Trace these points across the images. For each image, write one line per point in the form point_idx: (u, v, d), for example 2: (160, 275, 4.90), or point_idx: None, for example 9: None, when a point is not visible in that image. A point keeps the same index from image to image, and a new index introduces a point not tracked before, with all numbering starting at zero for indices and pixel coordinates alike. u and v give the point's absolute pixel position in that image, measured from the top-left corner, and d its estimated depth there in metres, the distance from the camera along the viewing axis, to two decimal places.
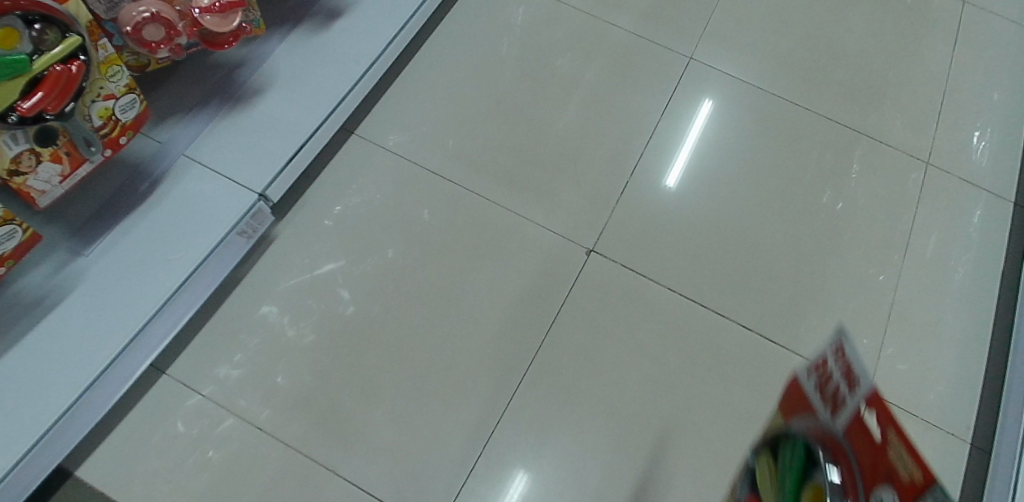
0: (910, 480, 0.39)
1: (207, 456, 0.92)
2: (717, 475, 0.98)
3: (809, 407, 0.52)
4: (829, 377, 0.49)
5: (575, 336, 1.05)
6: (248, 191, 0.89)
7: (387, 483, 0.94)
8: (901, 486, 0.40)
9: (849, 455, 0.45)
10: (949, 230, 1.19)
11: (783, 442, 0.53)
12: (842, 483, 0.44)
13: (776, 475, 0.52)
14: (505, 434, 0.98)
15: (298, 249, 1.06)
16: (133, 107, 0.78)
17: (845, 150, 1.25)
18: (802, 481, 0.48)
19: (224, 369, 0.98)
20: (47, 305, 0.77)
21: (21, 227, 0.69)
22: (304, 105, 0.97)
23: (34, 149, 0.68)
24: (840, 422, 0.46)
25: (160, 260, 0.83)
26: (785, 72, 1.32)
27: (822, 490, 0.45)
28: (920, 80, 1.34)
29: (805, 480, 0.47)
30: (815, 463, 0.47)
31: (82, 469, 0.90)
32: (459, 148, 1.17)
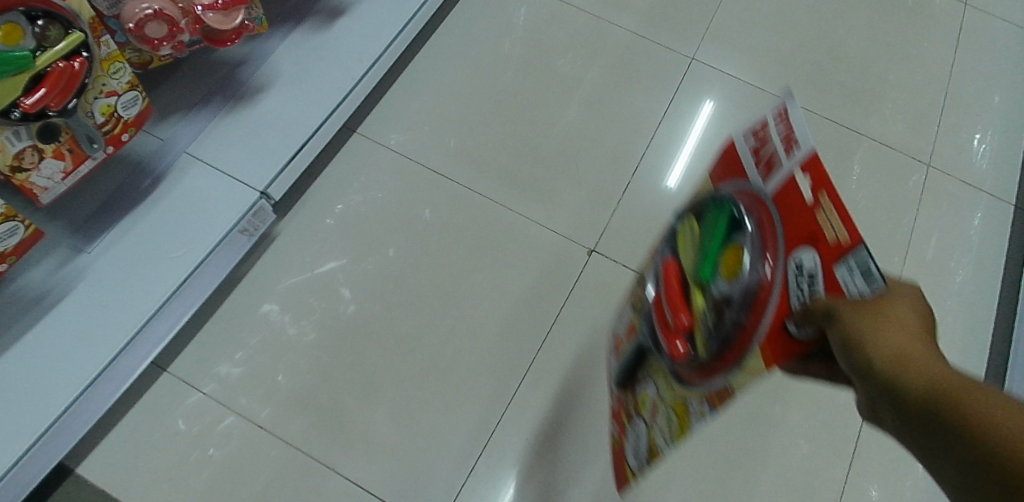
0: (835, 238, 0.40)
1: (208, 454, 0.92)
2: (717, 475, 0.98)
3: (742, 168, 0.52)
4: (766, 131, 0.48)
5: (576, 336, 1.05)
6: (250, 189, 0.89)
7: (388, 482, 0.94)
8: (822, 243, 0.41)
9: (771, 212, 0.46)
10: (949, 232, 1.19)
11: (710, 206, 0.55)
12: (759, 232, 0.47)
13: (698, 229, 0.56)
14: (505, 434, 0.98)
15: (299, 247, 1.06)
16: (136, 104, 0.78)
17: (846, 151, 1.25)
18: (718, 232, 0.51)
19: (225, 367, 0.97)
20: (48, 301, 0.77)
21: (23, 223, 0.68)
22: (306, 103, 0.97)
23: (36, 145, 0.68)
24: (771, 182, 0.47)
25: (162, 258, 0.83)
26: (787, 73, 1.32)
27: (738, 239, 0.48)
28: (922, 82, 1.34)
29: (722, 233, 0.51)
30: (735, 218, 0.50)
31: (83, 466, 0.90)
32: (461, 147, 1.17)
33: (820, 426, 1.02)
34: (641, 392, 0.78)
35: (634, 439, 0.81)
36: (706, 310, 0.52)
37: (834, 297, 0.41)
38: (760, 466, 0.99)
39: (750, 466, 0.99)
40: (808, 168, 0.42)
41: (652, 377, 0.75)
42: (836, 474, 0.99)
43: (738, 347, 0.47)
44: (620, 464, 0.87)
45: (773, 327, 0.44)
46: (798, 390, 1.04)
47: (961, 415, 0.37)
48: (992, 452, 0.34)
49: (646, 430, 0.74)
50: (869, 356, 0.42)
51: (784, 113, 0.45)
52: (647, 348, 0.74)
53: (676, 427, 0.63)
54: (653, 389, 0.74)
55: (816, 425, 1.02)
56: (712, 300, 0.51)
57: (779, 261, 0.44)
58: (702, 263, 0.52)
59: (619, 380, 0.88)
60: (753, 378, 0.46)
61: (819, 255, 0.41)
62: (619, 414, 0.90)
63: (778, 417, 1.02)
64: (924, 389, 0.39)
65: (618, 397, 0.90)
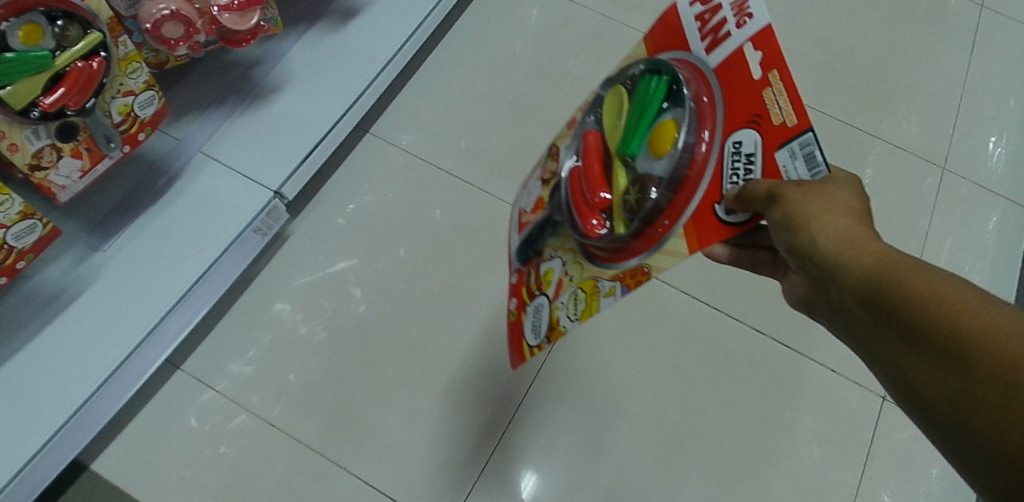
0: (782, 121, 0.42)
1: (220, 452, 0.93)
2: (728, 479, 0.98)
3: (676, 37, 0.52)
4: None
5: (587, 338, 1.05)
6: (264, 188, 0.90)
7: (398, 482, 0.94)
8: (763, 125, 0.43)
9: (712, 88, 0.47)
10: (964, 236, 1.18)
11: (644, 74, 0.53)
12: (694, 107, 0.48)
13: (623, 98, 0.55)
14: (516, 435, 0.98)
15: (311, 247, 1.07)
16: (152, 104, 0.79)
17: (859, 154, 1.24)
18: (648, 104, 0.51)
19: (237, 365, 0.98)
20: (65, 299, 0.78)
21: (42, 221, 0.69)
22: (320, 103, 0.97)
23: (54, 144, 0.68)
24: (714, 54, 0.48)
25: (177, 256, 0.83)
26: (800, 75, 1.31)
27: (674, 116, 0.50)
28: (937, 85, 1.33)
29: (654, 108, 0.51)
30: (674, 88, 0.51)
31: (97, 462, 0.90)
32: (472, 148, 1.18)
33: (832, 431, 1.01)
34: (538, 270, 0.64)
35: (534, 333, 0.62)
36: (628, 184, 0.52)
37: (772, 179, 0.43)
38: (772, 470, 0.99)
39: (761, 470, 0.98)
40: (759, 40, 0.43)
41: (554, 248, 0.61)
42: (848, 479, 0.99)
43: (670, 223, 0.49)
44: (521, 355, 0.64)
45: (704, 205, 0.47)
46: (811, 393, 1.04)
47: (907, 295, 0.37)
48: (934, 333, 0.34)
49: (546, 306, 0.59)
50: (812, 239, 0.43)
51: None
52: (545, 222, 0.62)
53: (582, 305, 0.54)
54: (555, 261, 0.60)
55: (827, 429, 1.01)
56: (638, 175, 0.51)
57: (717, 142, 0.47)
58: (628, 137, 0.52)
59: (513, 257, 0.69)
60: (678, 261, 0.47)
61: (762, 136, 0.43)
62: (518, 304, 0.67)
63: (790, 421, 1.02)
64: (867, 273, 0.39)
65: (516, 272, 0.69)
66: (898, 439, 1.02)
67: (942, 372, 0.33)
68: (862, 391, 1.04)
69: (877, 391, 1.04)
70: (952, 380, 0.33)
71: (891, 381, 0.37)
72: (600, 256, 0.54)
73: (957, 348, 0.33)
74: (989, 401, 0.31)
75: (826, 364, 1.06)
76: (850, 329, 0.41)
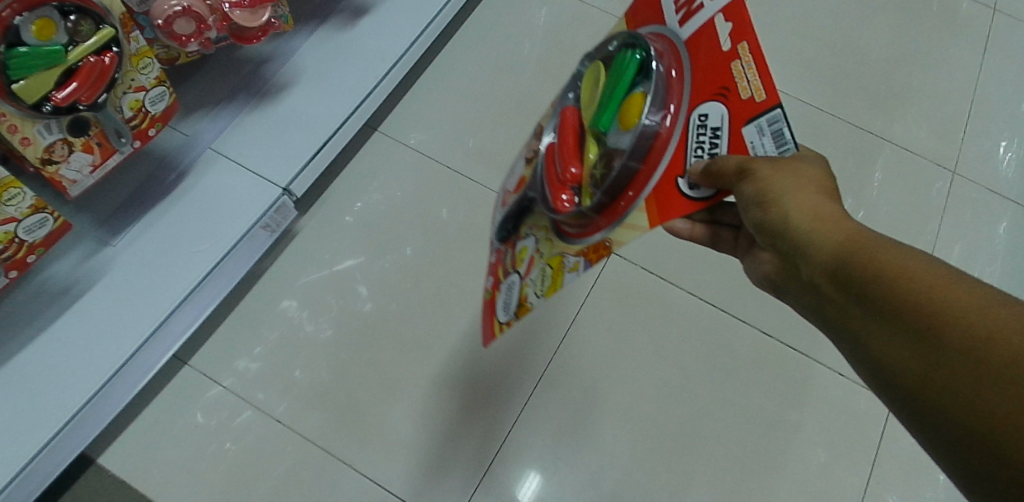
0: (749, 95, 0.43)
1: (226, 447, 0.93)
2: (733, 482, 0.97)
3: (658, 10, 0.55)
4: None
5: (593, 338, 1.04)
6: (272, 185, 0.90)
7: (403, 480, 0.94)
8: (730, 100, 0.45)
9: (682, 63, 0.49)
10: (975, 241, 1.17)
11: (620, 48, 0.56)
12: (662, 82, 0.51)
13: (603, 77, 0.58)
14: (521, 435, 0.97)
15: (319, 244, 1.07)
16: (163, 100, 0.79)
17: (869, 157, 1.23)
18: (621, 76, 0.54)
19: (244, 361, 0.98)
20: (75, 293, 0.78)
21: (52, 215, 0.69)
22: (329, 101, 0.97)
23: (66, 138, 0.69)
24: (686, 27, 0.50)
25: (186, 251, 0.84)
26: (811, 77, 1.31)
27: (645, 88, 0.52)
28: (948, 88, 1.32)
29: (626, 79, 0.53)
30: (644, 60, 0.53)
31: (104, 456, 0.91)
32: (480, 147, 1.18)
33: (839, 435, 1.01)
34: (516, 246, 0.68)
35: (506, 307, 0.66)
36: (600, 159, 0.55)
37: (736, 150, 0.45)
38: (778, 473, 0.98)
39: (766, 474, 0.98)
40: (728, 9, 0.45)
41: (531, 227, 0.66)
42: (856, 484, 0.98)
43: (634, 196, 0.51)
44: (490, 328, 0.70)
45: (668, 177, 0.49)
46: (818, 397, 1.03)
47: (873, 271, 0.40)
48: (902, 310, 0.38)
49: (518, 282, 0.64)
50: (788, 216, 0.47)
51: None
52: (528, 202, 0.68)
53: (550, 280, 0.59)
54: (532, 240, 0.65)
55: (834, 434, 1.01)
56: (608, 150, 0.54)
57: (683, 113, 0.49)
58: (599, 110, 0.55)
59: (498, 235, 0.75)
60: (639, 234, 0.50)
61: (728, 108, 0.45)
62: (494, 278, 0.72)
63: (797, 424, 1.01)
64: (837, 247, 0.43)
65: (498, 248, 0.75)
66: (906, 445, 1.01)
67: (919, 348, 0.36)
68: (869, 395, 1.04)
69: None
70: (922, 350, 0.36)
71: (863, 360, 0.41)
72: (570, 232, 0.58)
73: (927, 321, 0.36)
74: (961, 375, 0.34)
75: (833, 367, 1.05)
76: (816, 304, 0.45)
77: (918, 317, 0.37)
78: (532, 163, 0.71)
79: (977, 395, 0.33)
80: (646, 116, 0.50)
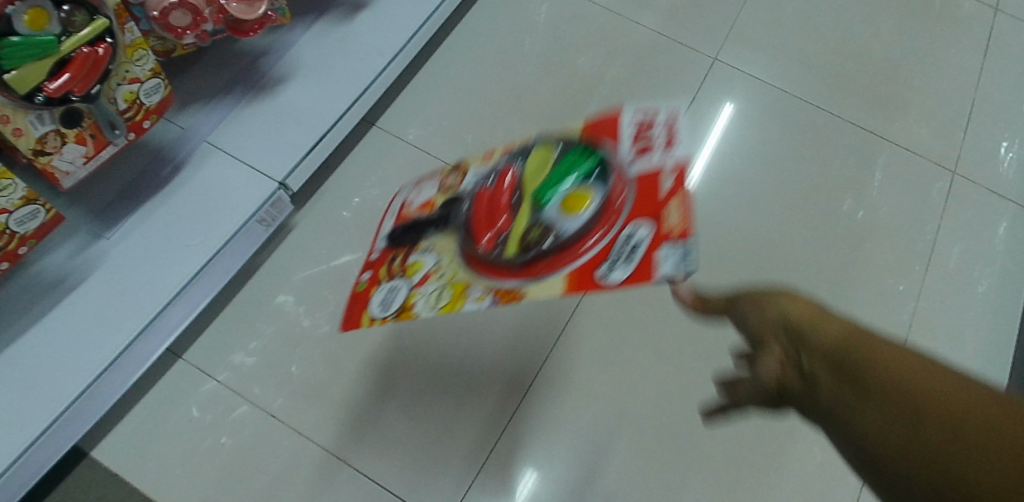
0: (672, 226, 0.52)
1: (221, 442, 0.93)
2: (730, 482, 0.97)
3: (614, 131, 0.64)
4: (650, 131, 0.62)
5: (590, 335, 1.04)
6: (268, 179, 0.89)
7: (398, 476, 0.93)
8: (656, 226, 0.54)
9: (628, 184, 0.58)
10: (974, 242, 1.17)
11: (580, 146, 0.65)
12: (607, 192, 0.59)
13: (550, 159, 0.65)
14: (518, 432, 0.97)
15: (315, 239, 1.06)
16: (158, 92, 0.78)
17: (869, 156, 1.23)
18: (580, 168, 0.62)
19: (239, 356, 0.98)
20: (68, 285, 0.78)
21: (44, 207, 0.69)
22: (326, 95, 0.96)
23: (59, 130, 0.68)
24: (638, 161, 0.60)
25: (180, 245, 0.83)
26: (811, 75, 1.30)
27: (594, 190, 0.60)
28: (949, 88, 1.31)
29: (585, 169, 0.62)
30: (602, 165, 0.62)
31: (98, 449, 0.91)
32: (479, 143, 1.17)
33: None
34: (407, 256, 0.68)
35: (381, 310, 0.65)
36: (530, 223, 0.61)
37: (642, 268, 0.51)
38: (774, 473, 0.98)
39: (763, 473, 0.98)
40: (677, 173, 0.56)
41: (434, 245, 0.66)
42: (853, 484, 0.98)
43: (552, 266, 0.58)
44: (356, 321, 0.67)
45: (587, 262, 0.56)
46: None
47: (863, 355, 0.37)
48: (881, 380, 0.35)
49: (407, 289, 0.64)
50: (787, 309, 0.43)
51: (674, 131, 0.60)
52: (433, 220, 0.68)
53: (445, 299, 0.60)
54: (428, 257, 0.66)
55: None
56: (542, 216, 0.60)
57: (614, 229, 0.56)
58: (549, 189, 0.63)
59: (387, 236, 0.73)
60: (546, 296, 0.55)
61: (654, 230, 0.53)
62: (372, 277, 0.71)
63: (794, 424, 1.01)
64: (831, 340, 0.40)
65: (380, 246, 0.73)
66: None
67: (898, 417, 0.33)
68: None
69: None
70: (903, 423, 0.32)
71: (835, 433, 0.37)
72: (476, 268, 0.61)
73: (912, 392, 0.33)
74: (935, 441, 0.31)
75: None
76: (800, 399, 0.40)
77: (905, 396, 0.33)
78: (441, 190, 0.72)
79: (952, 457, 0.30)
80: (590, 213, 0.58)
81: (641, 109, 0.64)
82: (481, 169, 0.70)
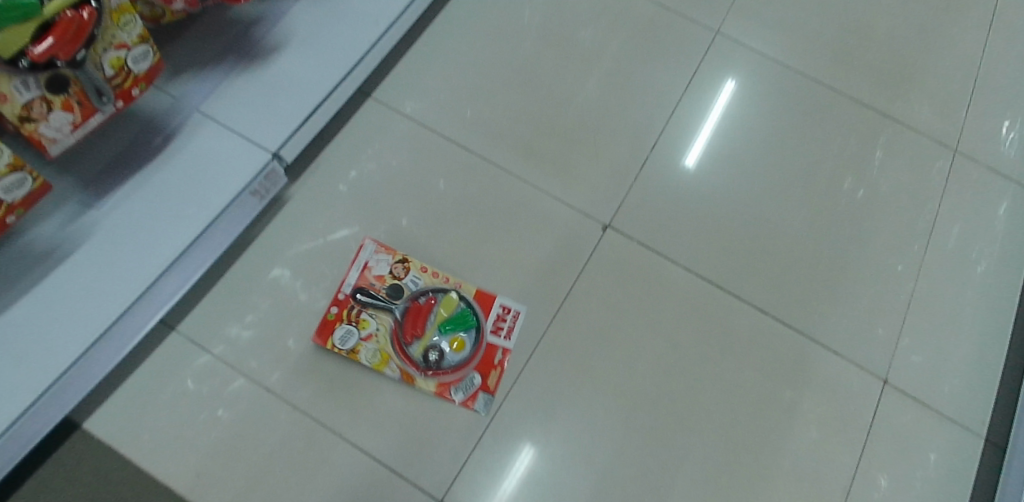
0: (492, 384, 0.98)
1: (216, 415, 0.93)
2: (725, 458, 0.98)
3: (488, 309, 1.02)
4: (504, 320, 1.01)
5: (588, 312, 1.04)
6: (261, 150, 0.88)
7: (394, 450, 0.94)
8: (487, 388, 0.97)
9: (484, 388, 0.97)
10: (974, 221, 1.16)
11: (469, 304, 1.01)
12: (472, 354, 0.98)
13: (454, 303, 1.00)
14: (514, 408, 0.97)
15: (310, 212, 1.05)
16: (147, 58, 0.76)
17: (870, 134, 1.21)
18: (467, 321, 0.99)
19: (234, 329, 0.97)
20: (58, 256, 0.77)
21: (32, 175, 0.68)
22: (321, 65, 0.94)
23: (44, 96, 0.66)
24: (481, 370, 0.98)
25: (171, 217, 0.82)
26: (814, 51, 1.28)
27: (469, 339, 0.99)
28: (952, 64, 1.29)
29: (468, 326, 0.99)
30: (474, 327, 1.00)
31: (92, 421, 0.90)
32: (476, 116, 1.15)
33: (833, 414, 1.01)
34: (361, 311, 0.99)
35: (340, 341, 0.97)
36: (433, 342, 0.98)
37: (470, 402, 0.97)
38: (769, 450, 0.98)
39: (757, 450, 0.98)
40: (503, 355, 0.99)
41: (377, 316, 0.99)
42: (846, 461, 0.99)
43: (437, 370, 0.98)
44: (323, 338, 0.97)
45: (448, 381, 0.97)
46: (811, 376, 1.03)
47: None
48: None
49: (355, 339, 0.97)
50: None
51: (514, 329, 1.01)
52: (383, 299, 1.00)
53: (378, 359, 0.97)
54: (374, 321, 0.99)
55: (828, 413, 1.01)
56: (438, 342, 0.98)
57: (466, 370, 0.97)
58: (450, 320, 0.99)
59: (351, 291, 1.00)
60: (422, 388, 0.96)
61: (484, 391, 0.97)
62: (338, 312, 0.99)
63: (790, 402, 1.01)
64: None
65: (346, 291, 1.00)
66: (896, 423, 1.02)
67: None
68: (863, 374, 1.04)
69: (879, 375, 1.04)
70: None
71: None
72: (398, 349, 0.97)
73: None
74: None
75: (827, 345, 1.05)
76: None
77: None
78: (393, 278, 1.02)
79: None
80: (463, 354, 0.98)
81: (507, 303, 1.03)
82: (423, 280, 1.02)
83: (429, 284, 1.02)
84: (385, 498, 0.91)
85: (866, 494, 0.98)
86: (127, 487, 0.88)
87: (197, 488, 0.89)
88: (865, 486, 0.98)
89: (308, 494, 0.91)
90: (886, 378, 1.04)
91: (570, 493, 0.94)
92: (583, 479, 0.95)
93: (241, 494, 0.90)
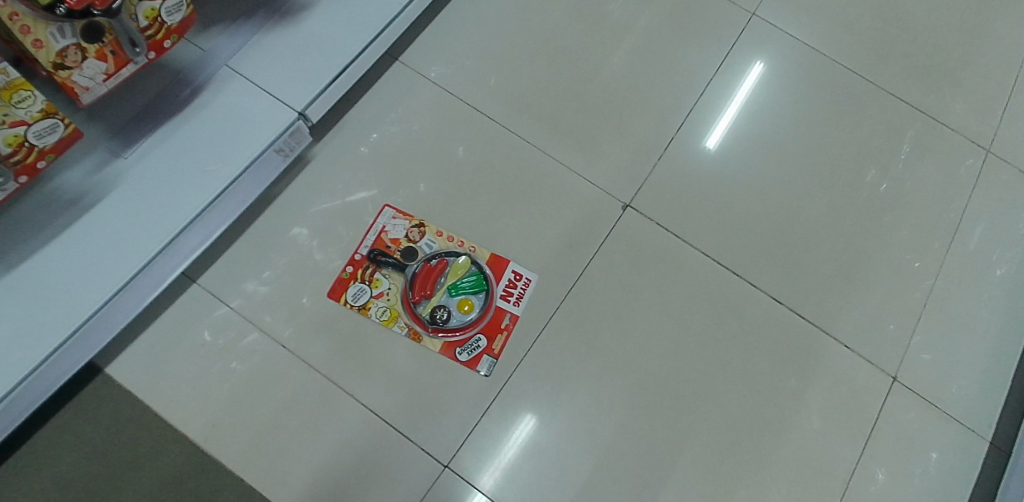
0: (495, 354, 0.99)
1: (230, 367, 0.95)
2: (728, 442, 0.99)
3: (499, 275, 1.03)
4: (514, 287, 1.02)
5: (602, 290, 1.04)
6: (287, 109, 0.88)
7: (402, 411, 0.96)
8: (491, 350, 0.99)
9: (488, 352, 0.99)
10: (1000, 223, 1.14)
11: (478, 270, 1.02)
12: (477, 318, 1.00)
13: (465, 266, 1.02)
14: (522, 379, 0.98)
15: (331, 172, 1.05)
16: (180, 10, 0.76)
17: (901, 128, 1.19)
18: (476, 287, 1.01)
19: (251, 284, 0.99)
20: (84, 204, 0.77)
21: (63, 122, 0.68)
22: (349, 24, 0.93)
23: (80, 44, 0.67)
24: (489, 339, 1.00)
25: (197, 170, 0.82)
26: (851, 39, 1.25)
27: (477, 303, 1.01)
28: (993, 62, 1.26)
29: (476, 290, 1.01)
30: (483, 292, 1.01)
31: (114, 366, 0.93)
32: (502, 86, 1.14)
33: (838, 407, 1.02)
34: (375, 270, 1.01)
35: (352, 298, 0.99)
36: (441, 304, 1.00)
37: (472, 363, 0.98)
38: (772, 437, 1.00)
39: (760, 437, 1.00)
40: (510, 322, 1.01)
41: (389, 277, 1.01)
42: (848, 454, 1.00)
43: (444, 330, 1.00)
44: (337, 294, 0.99)
45: (454, 341, 0.99)
46: (820, 367, 1.04)
47: None
48: None
49: (366, 297, 1.00)
50: None
51: (523, 296, 1.02)
52: (394, 260, 1.02)
53: (386, 316, 0.99)
54: (387, 281, 1.01)
55: (834, 405, 1.02)
56: (446, 304, 1.00)
57: (471, 332, 0.99)
58: (460, 285, 1.01)
59: (369, 252, 1.02)
60: (427, 345, 0.99)
61: (489, 353, 0.99)
62: (353, 271, 1.01)
63: (796, 391, 1.02)
64: None
65: (363, 252, 1.02)
66: (901, 420, 1.02)
67: None
68: (872, 369, 1.04)
69: (888, 372, 1.04)
70: None
71: None
72: (406, 308, 0.99)
73: None
74: None
75: (839, 339, 1.05)
76: None
77: None
78: (409, 241, 1.03)
79: None
80: (470, 318, 0.99)
81: (518, 270, 1.03)
82: (438, 243, 1.04)
83: (444, 248, 1.03)
84: (392, 457, 0.94)
85: (863, 485, 0.99)
86: (146, 430, 0.91)
87: (212, 436, 0.92)
88: (865, 480, 0.99)
89: (318, 448, 0.93)
90: (895, 375, 1.04)
91: (572, 466, 0.96)
92: (585, 454, 0.96)
93: (254, 444, 0.92)
